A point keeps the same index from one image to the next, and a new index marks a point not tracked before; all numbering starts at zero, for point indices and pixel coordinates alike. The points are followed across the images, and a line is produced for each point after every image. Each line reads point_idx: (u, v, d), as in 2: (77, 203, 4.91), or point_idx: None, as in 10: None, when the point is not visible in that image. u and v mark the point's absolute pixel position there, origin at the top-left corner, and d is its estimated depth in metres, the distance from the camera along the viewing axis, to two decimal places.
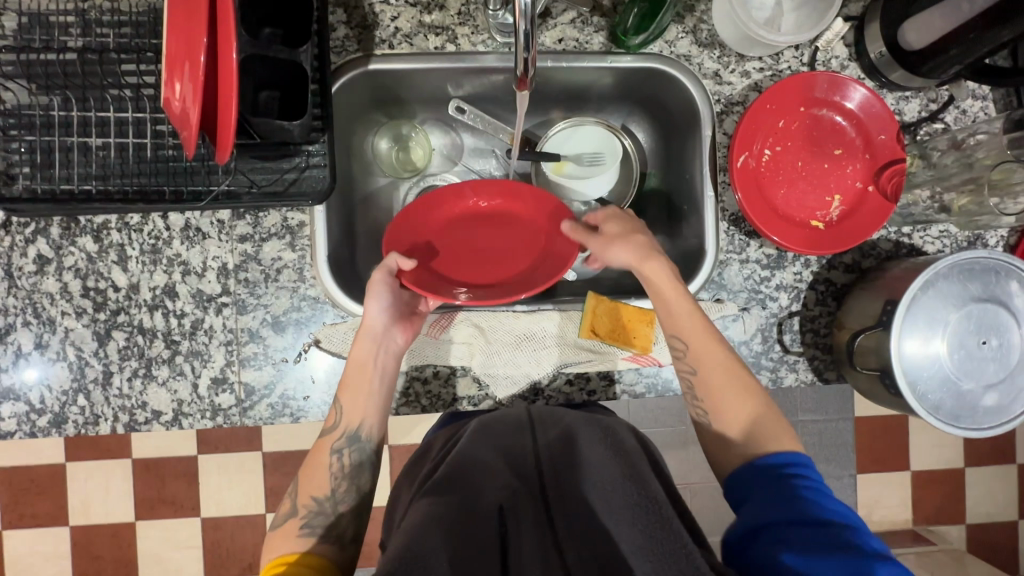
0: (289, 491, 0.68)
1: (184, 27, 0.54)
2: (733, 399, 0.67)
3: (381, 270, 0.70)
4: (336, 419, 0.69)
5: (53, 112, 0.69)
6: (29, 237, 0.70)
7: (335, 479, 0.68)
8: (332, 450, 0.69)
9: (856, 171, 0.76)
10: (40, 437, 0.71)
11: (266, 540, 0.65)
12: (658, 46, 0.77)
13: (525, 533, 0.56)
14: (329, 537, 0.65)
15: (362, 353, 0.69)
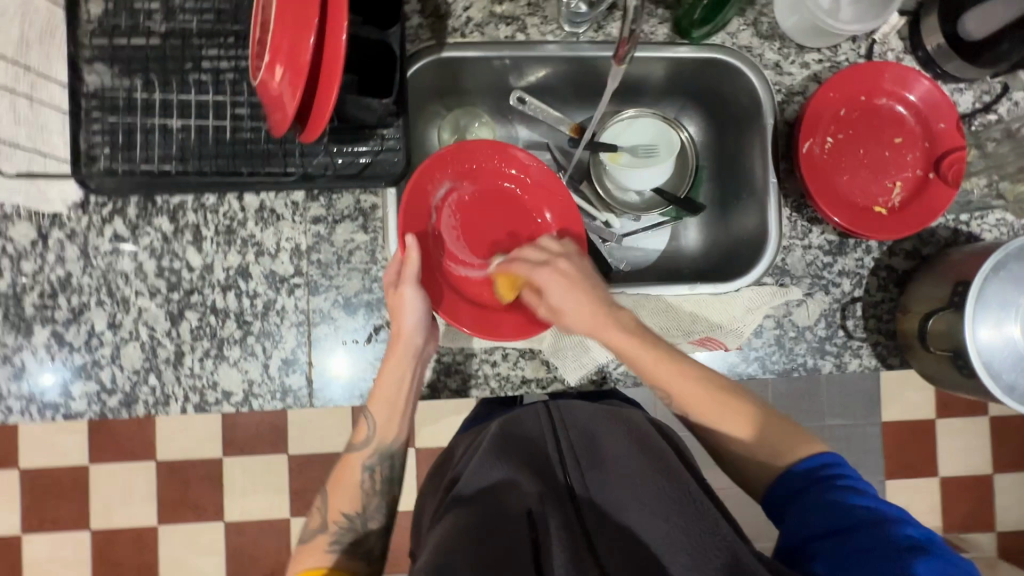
0: (319, 503, 0.67)
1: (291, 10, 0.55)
2: (736, 428, 0.65)
3: (410, 280, 0.67)
4: (367, 434, 0.69)
5: (135, 94, 0.71)
6: (106, 217, 0.71)
7: (368, 494, 0.68)
8: (363, 465, 0.69)
9: (916, 159, 0.77)
10: (109, 418, 0.70)
11: (295, 551, 0.65)
12: (721, 37, 0.79)
13: (556, 527, 0.59)
14: (358, 554, 0.65)
15: (392, 378, 0.68)
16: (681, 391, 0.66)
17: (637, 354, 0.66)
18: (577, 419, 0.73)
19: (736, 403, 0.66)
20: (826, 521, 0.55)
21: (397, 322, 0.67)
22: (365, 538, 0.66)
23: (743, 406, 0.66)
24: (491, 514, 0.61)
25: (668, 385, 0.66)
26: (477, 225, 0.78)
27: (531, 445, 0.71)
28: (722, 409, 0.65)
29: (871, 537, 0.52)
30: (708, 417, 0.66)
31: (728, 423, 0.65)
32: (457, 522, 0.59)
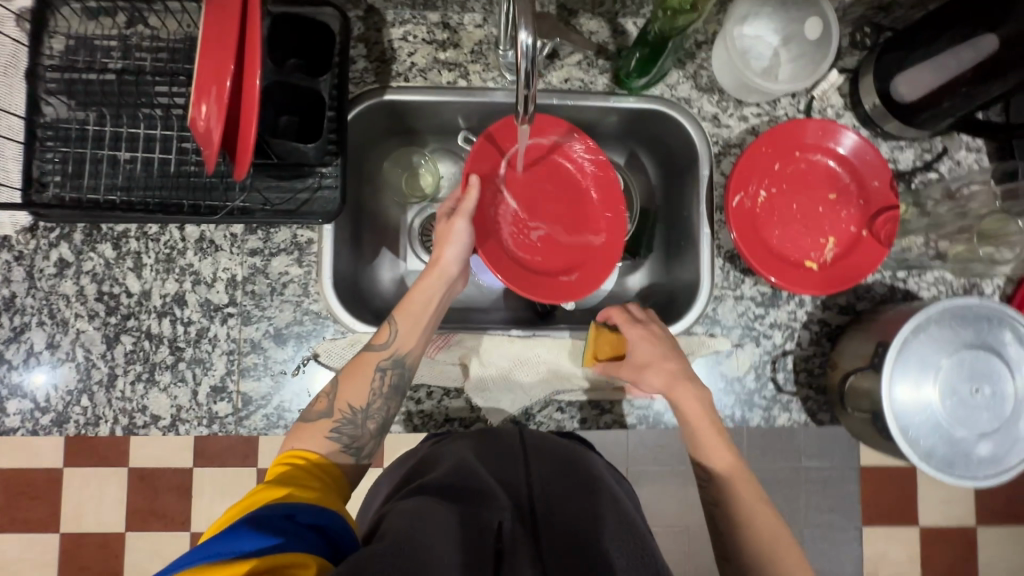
0: (326, 391, 0.66)
1: (214, 51, 0.57)
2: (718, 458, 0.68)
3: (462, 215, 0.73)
4: (388, 337, 0.68)
5: (88, 126, 0.74)
6: (53, 241, 0.74)
7: (375, 394, 0.67)
8: (377, 367, 0.67)
9: (850, 215, 0.78)
10: (41, 436, 0.73)
11: (294, 427, 0.63)
12: (660, 89, 0.81)
13: (524, 547, 0.55)
14: (351, 448, 0.64)
15: (423, 289, 0.72)
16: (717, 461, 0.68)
17: (689, 403, 0.70)
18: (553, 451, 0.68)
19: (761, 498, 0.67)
20: None
21: (442, 247, 0.73)
22: (360, 435, 0.64)
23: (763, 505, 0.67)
24: (465, 513, 0.57)
25: (708, 452, 0.69)
26: (537, 191, 0.81)
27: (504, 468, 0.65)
28: (744, 495, 0.67)
29: None
30: (724, 481, 0.68)
31: (737, 483, 0.67)
32: (432, 506, 0.56)
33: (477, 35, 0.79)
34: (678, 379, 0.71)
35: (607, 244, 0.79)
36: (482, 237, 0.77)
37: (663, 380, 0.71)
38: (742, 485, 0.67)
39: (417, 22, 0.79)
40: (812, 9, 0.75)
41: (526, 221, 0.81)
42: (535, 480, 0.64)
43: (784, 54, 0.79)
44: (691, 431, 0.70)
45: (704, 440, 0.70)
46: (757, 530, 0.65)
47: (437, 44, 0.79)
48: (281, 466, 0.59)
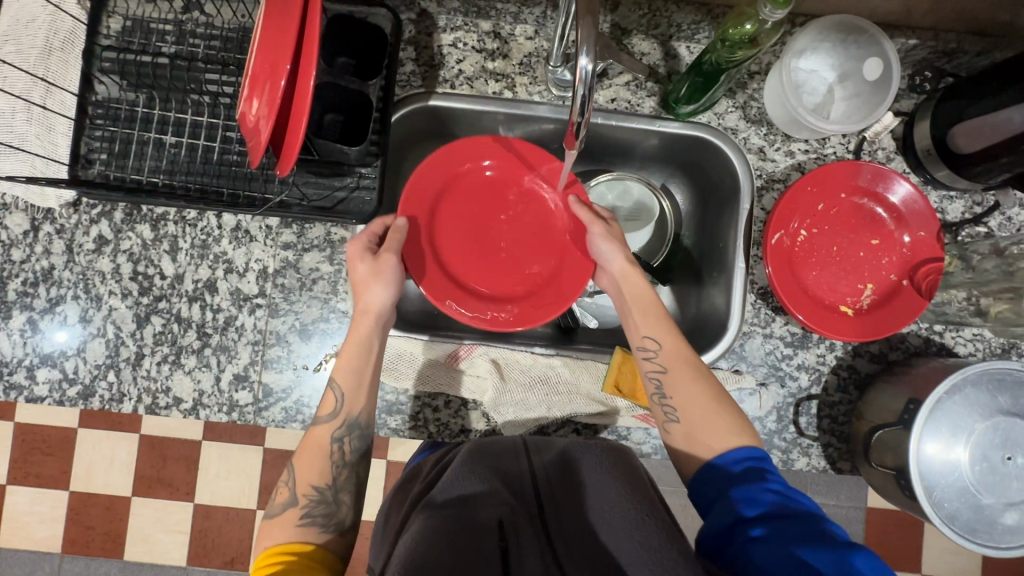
0: (285, 479, 0.65)
1: (272, 45, 0.57)
2: (706, 420, 0.63)
3: (389, 251, 0.70)
4: (334, 406, 0.66)
5: (137, 107, 0.75)
6: (94, 218, 0.76)
7: (337, 467, 0.66)
8: (332, 439, 0.66)
9: (891, 264, 0.76)
10: (66, 407, 0.74)
11: (262, 526, 0.63)
12: (707, 117, 0.79)
13: (527, 538, 0.61)
14: (328, 526, 0.63)
15: (359, 341, 0.68)
16: (651, 329, 0.69)
17: (636, 278, 0.73)
18: (554, 445, 0.71)
19: (725, 411, 0.63)
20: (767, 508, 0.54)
21: (359, 292, 0.69)
22: (336, 510, 0.64)
23: (733, 416, 0.63)
24: (462, 523, 0.59)
25: (643, 321, 0.70)
26: (479, 219, 0.80)
27: (505, 462, 0.68)
28: (704, 411, 0.63)
29: (810, 523, 0.52)
30: (669, 359, 0.67)
31: (692, 395, 0.64)
32: (431, 525, 0.58)
33: (527, 47, 0.79)
34: (619, 257, 0.73)
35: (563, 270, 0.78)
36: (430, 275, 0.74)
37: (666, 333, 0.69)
38: (701, 407, 0.64)
39: (468, 30, 0.78)
40: (874, 48, 0.73)
41: (473, 253, 0.78)
42: (538, 471, 0.68)
43: (838, 91, 0.76)
44: (631, 310, 0.72)
45: (637, 299, 0.71)
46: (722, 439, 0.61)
47: (487, 53, 0.79)
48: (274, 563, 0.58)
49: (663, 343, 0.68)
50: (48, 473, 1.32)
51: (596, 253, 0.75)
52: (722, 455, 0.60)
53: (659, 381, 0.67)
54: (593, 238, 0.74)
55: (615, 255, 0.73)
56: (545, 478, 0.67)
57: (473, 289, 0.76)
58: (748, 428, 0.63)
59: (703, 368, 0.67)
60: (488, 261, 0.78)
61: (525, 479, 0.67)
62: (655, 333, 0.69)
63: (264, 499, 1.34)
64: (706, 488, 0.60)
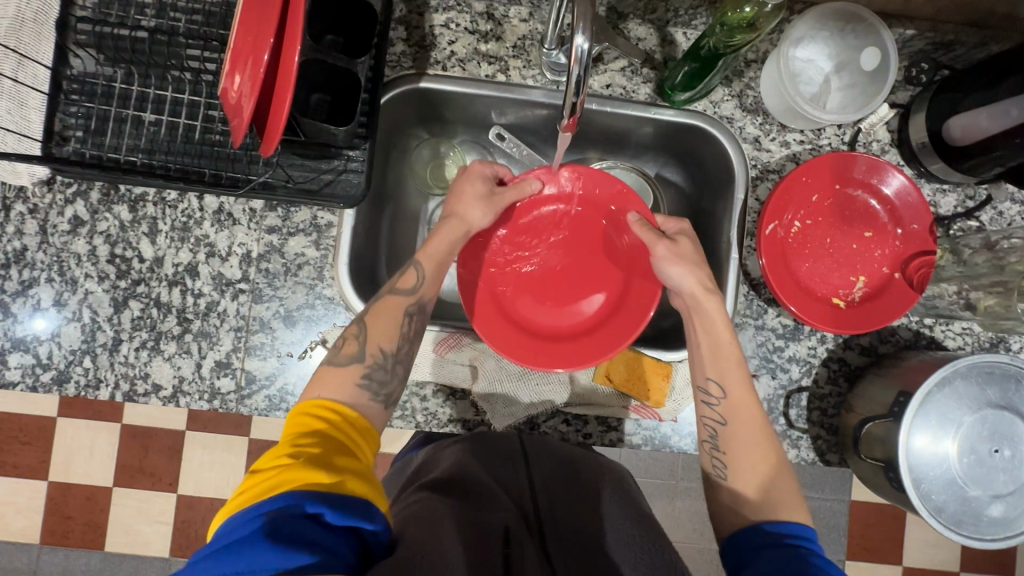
0: (354, 332, 0.63)
1: (256, 18, 0.55)
2: (760, 475, 0.63)
3: (512, 189, 0.74)
4: (414, 283, 0.67)
5: (115, 83, 0.72)
6: (69, 197, 0.73)
7: (403, 338, 0.65)
8: (405, 310, 0.66)
9: (884, 256, 0.75)
10: (39, 393, 0.71)
11: (317, 371, 0.61)
12: (703, 105, 0.78)
13: (528, 546, 0.62)
14: (380, 395, 0.62)
15: (446, 239, 0.71)
16: (721, 374, 0.66)
17: (716, 314, 0.68)
18: (558, 453, 0.76)
19: (781, 482, 0.62)
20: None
21: (461, 199, 0.72)
22: (390, 382, 0.63)
23: (790, 492, 0.62)
24: (468, 511, 0.62)
25: (712, 362, 0.67)
26: (544, 264, 0.80)
27: (502, 469, 0.73)
28: (765, 472, 0.63)
29: None
30: (733, 412, 0.65)
31: (751, 455, 0.64)
32: (436, 503, 0.61)
33: (521, 29, 0.77)
34: (690, 280, 0.69)
35: (632, 296, 0.76)
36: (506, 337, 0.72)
37: (743, 387, 0.65)
38: (758, 473, 0.63)
39: (460, 10, 0.76)
40: (872, 37, 0.72)
41: (545, 299, 0.78)
42: (539, 483, 0.73)
43: (834, 81, 0.75)
44: (703, 347, 0.68)
45: (710, 337, 0.68)
46: (771, 509, 0.61)
47: (480, 35, 0.77)
48: (315, 420, 0.56)
49: (729, 393, 0.65)
50: (26, 462, 1.29)
51: (665, 277, 0.72)
52: (762, 528, 0.59)
53: (718, 429, 0.66)
54: (660, 260, 0.71)
55: (686, 277, 0.69)
56: (544, 485, 0.73)
57: (545, 335, 0.75)
58: (801, 506, 0.61)
59: (767, 431, 0.65)
60: (558, 304, 0.78)
61: (525, 490, 0.72)
62: (721, 376, 0.66)
63: None
64: (744, 552, 0.59)
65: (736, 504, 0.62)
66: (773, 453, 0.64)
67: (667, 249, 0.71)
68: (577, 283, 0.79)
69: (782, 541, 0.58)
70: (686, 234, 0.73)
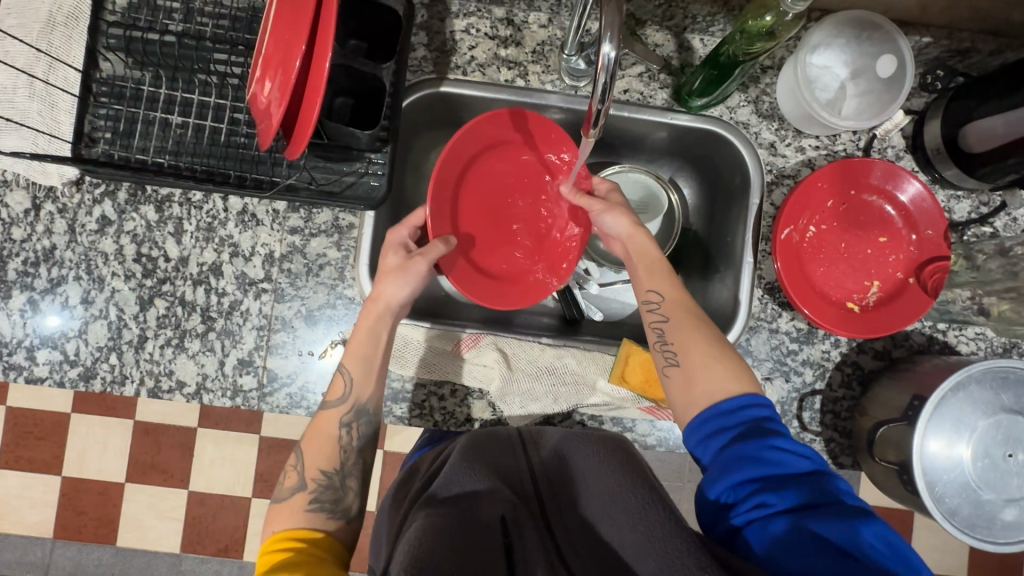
0: (293, 463, 0.65)
1: (287, 25, 0.56)
2: (710, 367, 0.62)
3: (423, 257, 0.71)
4: (343, 391, 0.67)
5: (143, 86, 0.74)
6: (97, 198, 0.74)
7: (346, 452, 0.67)
8: (340, 423, 0.67)
9: (898, 261, 0.76)
10: (67, 388, 0.73)
11: (270, 511, 0.63)
12: (719, 110, 0.79)
13: (528, 534, 0.60)
14: (335, 512, 0.64)
15: (368, 332, 0.69)
16: (656, 284, 0.70)
17: (641, 233, 0.74)
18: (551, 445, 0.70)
19: (726, 359, 0.63)
20: (774, 470, 0.54)
21: (379, 283, 0.70)
22: (343, 495, 0.65)
23: (733, 364, 0.62)
24: (463, 519, 0.58)
25: (645, 279, 0.71)
26: (484, 201, 0.81)
27: (502, 460, 0.68)
28: (710, 358, 0.63)
29: (819, 487, 0.53)
30: (672, 309, 0.67)
31: (696, 343, 0.64)
32: (432, 521, 0.58)
33: (540, 35, 0.78)
34: (624, 221, 0.75)
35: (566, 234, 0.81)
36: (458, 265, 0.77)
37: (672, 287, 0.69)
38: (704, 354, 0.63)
39: (481, 16, 0.77)
40: (889, 45, 0.73)
41: (489, 234, 0.81)
42: (537, 468, 0.68)
43: (850, 87, 0.76)
44: (637, 267, 0.72)
45: (643, 260, 0.72)
46: (717, 387, 0.61)
47: (500, 40, 0.78)
48: (277, 551, 0.59)
49: (665, 294, 0.69)
50: (41, 458, 1.31)
51: (602, 225, 0.77)
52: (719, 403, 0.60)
53: (663, 330, 0.67)
54: (598, 217, 0.76)
55: (620, 221, 0.74)
56: (544, 472, 0.67)
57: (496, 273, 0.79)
58: (749, 374, 0.62)
59: (706, 323, 0.66)
60: (497, 239, 0.81)
61: (524, 475, 0.67)
62: (655, 286, 0.70)
63: (259, 487, 1.33)
64: (703, 442, 0.59)
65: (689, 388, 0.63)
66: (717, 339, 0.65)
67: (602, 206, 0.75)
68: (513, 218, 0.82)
69: (739, 422, 0.58)
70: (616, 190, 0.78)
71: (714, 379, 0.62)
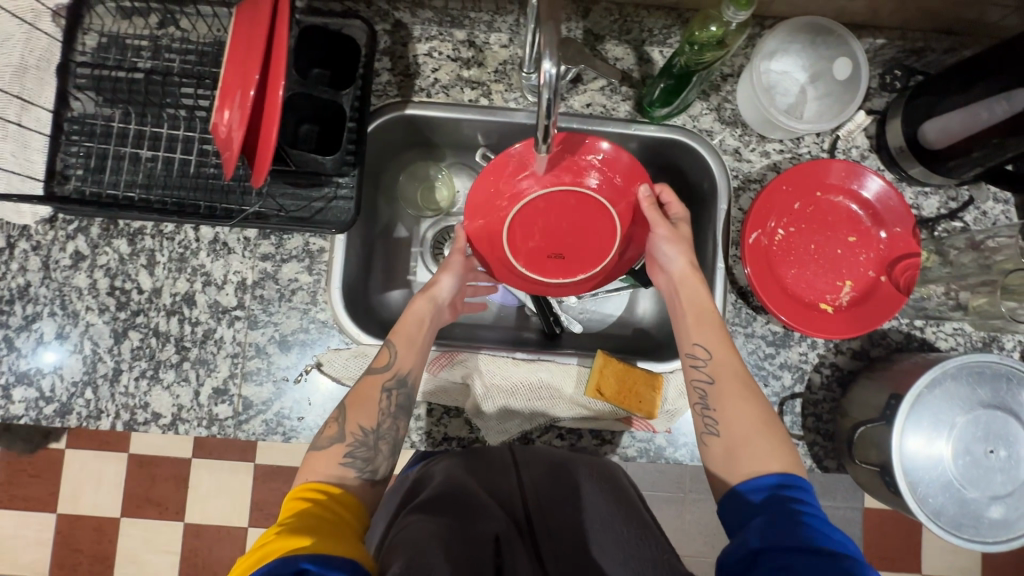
0: (334, 416, 0.65)
1: (242, 54, 0.57)
2: (755, 427, 0.62)
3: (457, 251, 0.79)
4: (389, 359, 0.68)
5: (113, 123, 0.75)
6: (71, 234, 0.75)
7: (383, 414, 0.66)
8: (382, 387, 0.67)
9: (869, 260, 0.76)
10: (43, 425, 0.73)
11: (306, 457, 0.63)
12: (682, 119, 0.80)
13: (520, 554, 0.62)
14: (364, 471, 0.62)
15: (416, 314, 0.73)
16: (706, 338, 0.68)
17: (699, 293, 0.72)
18: (546, 456, 0.73)
19: (778, 439, 0.61)
20: (795, 540, 0.51)
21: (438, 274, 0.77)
22: (374, 458, 0.63)
23: (782, 445, 0.61)
24: (457, 531, 0.59)
25: (694, 329, 0.69)
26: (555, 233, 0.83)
27: (496, 478, 0.71)
28: (751, 429, 0.62)
29: (842, 568, 0.49)
30: (718, 371, 0.66)
31: (739, 412, 0.64)
32: (427, 527, 0.58)
33: (502, 55, 0.80)
34: (680, 259, 0.74)
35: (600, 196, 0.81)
36: (526, 227, 0.82)
37: (718, 340, 0.68)
38: (747, 426, 0.62)
39: (442, 39, 0.79)
40: (841, 48, 0.74)
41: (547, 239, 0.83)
42: (528, 489, 0.71)
43: (810, 91, 0.77)
44: (686, 316, 0.71)
45: (693, 306, 0.71)
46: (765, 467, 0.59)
47: (462, 62, 0.79)
48: (302, 500, 0.57)
49: (715, 356, 0.67)
50: (34, 496, 1.30)
51: (659, 254, 0.76)
52: (750, 484, 0.58)
53: (699, 363, 0.67)
54: (656, 240, 0.76)
55: (677, 256, 0.74)
56: (536, 490, 0.70)
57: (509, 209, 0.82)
58: (796, 463, 0.60)
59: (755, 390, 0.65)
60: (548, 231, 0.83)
61: (516, 496, 0.70)
62: (705, 339, 0.68)
63: (254, 516, 1.32)
64: (734, 515, 0.57)
65: (727, 456, 0.62)
66: (772, 426, 0.63)
67: (668, 231, 0.75)
68: (573, 237, 0.83)
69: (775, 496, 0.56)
70: (687, 221, 0.77)
71: (763, 443, 0.61)
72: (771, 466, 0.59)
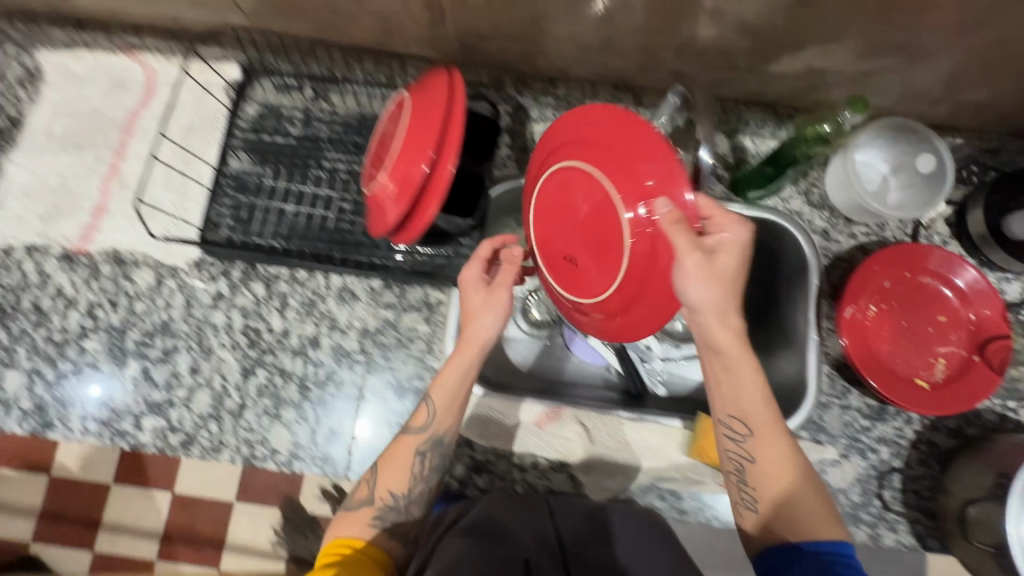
0: (367, 477, 0.64)
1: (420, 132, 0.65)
2: (809, 505, 0.57)
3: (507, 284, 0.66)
4: (426, 419, 0.63)
5: (264, 179, 0.84)
6: (215, 275, 0.82)
7: (415, 478, 0.63)
8: (415, 450, 0.63)
9: (960, 339, 0.79)
10: (167, 455, 0.77)
11: (338, 514, 0.63)
12: (774, 201, 0.87)
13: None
14: (397, 533, 0.62)
15: (460, 365, 0.65)
16: (738, 408, 0.60)
17: (732, 350, 0.60)
18: (581, 506, 0.74)
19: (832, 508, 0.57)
20: None
21: (468, 318, 0.66)
22: (404, 520, 0.62)
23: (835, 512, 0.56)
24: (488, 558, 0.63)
25: (728, 398, 0.61)
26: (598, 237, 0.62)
27: (533, 516, 0.71)
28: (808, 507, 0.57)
29: None
30: (761, 449, 0.59)
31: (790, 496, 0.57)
32: (456, 552, 0.63)
33: None
34: (699, 298, 0.58)
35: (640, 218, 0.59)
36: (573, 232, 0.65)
37: (763, 415, 0.59)
38: (802, 506, 0.57)
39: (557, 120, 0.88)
40: (925, 145, 0.81)
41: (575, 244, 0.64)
42: (563, 528, 0.71)
43: (892, 181, 0.84)
44: (715, 385, 0.62)
45: (721, 368, 0.61)
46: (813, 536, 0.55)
47: None
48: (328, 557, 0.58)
49: (753, 431, 0.59)
50: None
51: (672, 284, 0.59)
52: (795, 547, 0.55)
53: (735, 437, 0.60)
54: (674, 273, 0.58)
55: (697, 294, 0.58)
56: (572, 531, 0.71)
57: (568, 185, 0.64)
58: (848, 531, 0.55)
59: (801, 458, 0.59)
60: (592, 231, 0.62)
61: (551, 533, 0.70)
62: (743, 411, 0.60)
63: None
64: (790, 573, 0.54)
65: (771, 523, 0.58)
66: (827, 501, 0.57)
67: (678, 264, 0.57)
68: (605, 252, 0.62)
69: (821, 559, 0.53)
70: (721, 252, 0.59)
71: (811, 521, 0.56)
72: (826, 534, 0.55)
